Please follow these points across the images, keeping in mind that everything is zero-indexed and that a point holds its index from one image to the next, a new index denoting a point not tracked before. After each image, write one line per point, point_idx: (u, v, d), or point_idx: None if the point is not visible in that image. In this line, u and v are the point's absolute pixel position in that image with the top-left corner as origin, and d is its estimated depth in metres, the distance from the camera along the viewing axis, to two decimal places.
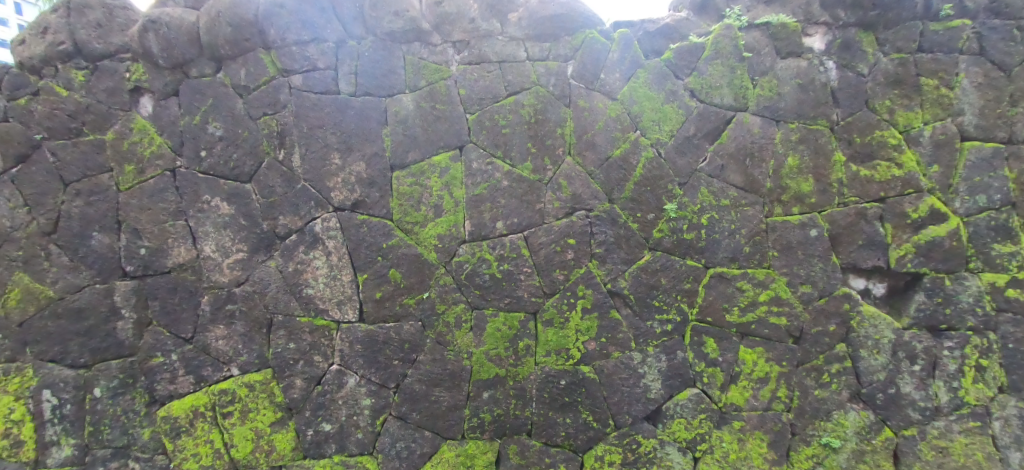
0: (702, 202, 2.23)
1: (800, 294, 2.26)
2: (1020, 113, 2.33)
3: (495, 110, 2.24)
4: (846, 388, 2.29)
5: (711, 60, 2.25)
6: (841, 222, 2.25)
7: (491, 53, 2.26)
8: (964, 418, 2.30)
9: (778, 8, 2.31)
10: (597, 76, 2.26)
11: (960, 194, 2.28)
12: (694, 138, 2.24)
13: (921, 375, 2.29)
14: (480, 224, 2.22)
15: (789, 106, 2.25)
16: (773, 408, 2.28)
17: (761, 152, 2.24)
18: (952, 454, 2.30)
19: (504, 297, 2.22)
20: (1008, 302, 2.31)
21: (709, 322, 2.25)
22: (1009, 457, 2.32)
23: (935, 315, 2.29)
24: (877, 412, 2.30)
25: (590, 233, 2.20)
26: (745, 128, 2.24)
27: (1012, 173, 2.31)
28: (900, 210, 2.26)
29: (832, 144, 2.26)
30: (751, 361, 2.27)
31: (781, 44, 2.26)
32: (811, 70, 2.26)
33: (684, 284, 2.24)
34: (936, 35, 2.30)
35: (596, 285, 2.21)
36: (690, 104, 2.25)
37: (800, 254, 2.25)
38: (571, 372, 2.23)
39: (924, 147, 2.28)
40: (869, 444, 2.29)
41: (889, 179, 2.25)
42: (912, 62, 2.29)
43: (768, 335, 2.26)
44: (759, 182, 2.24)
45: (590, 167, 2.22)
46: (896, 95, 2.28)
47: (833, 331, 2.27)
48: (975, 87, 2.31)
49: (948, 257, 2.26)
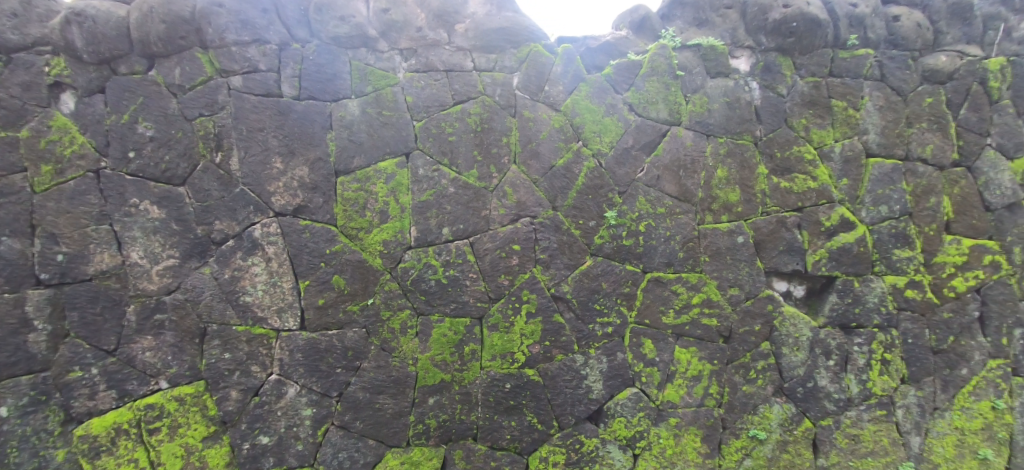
0: (640, 210, 2.35)
1: (729, 296, 2.42)
2: (915, 133, 2.61)
3: (441, 117, 2.27)
4: (770, 383, 2.47)
5: (648, 77, 2.40)
6: (764, 230, 2.43)
7: (439, 62, 2.30)
8: (872, 408, 2.54)
9: (707, 31, 2.49)
10: (541, 88, 2.34)
11: (865, 205, 2.53)
12: (632, 150, 2.37)
13: (835, 369, 2.51)
14: (426, 230, 2.23)
15: (718, 121, 2.43)
16: (706, 404, 2.42)
17: (693, 164, 2.40)
18: (862, 440, 2.53)
19: (449, 302, 2.24)
20: (907, 302, 2.58)
21: (647, 324, 2.37)
22: (910, 442, 2.58)
23: (847, 314, 2.51)
24: (798, 405, 2.49)
25: (534, 239, 2.27)
26: (678, 141, 2.39)
27: (909, 186, 2.59)
28: (815, 218, 2.48)
29: (756, 158, 2.45)
30: (685, 360, 2.40)
31: (710, 65, 2.44)
32: (737, 89, 2.45)
33: (623, 288, 2.34)
34: (844, 62, 2.55)
35: (540, 290, 2.27)
36: (628, 117, 2.38)
37: (728, 259, 2.42)
38: (516, 375, 2.27)
39: (835, 162, 2.51)
40: (791, 435, 2.47)
41: (805, 190, 2.47)
42: (824, 86, 2.52)
43: (700, 335, 2.41)
44: (691, 191, 2.39)
45: (534, 175, 2.29)
46: (811, 115, 2.51)
47: (758, 331, 2.45)
48: (877, 109, 2.57)
49: (856, 261, 2.50)
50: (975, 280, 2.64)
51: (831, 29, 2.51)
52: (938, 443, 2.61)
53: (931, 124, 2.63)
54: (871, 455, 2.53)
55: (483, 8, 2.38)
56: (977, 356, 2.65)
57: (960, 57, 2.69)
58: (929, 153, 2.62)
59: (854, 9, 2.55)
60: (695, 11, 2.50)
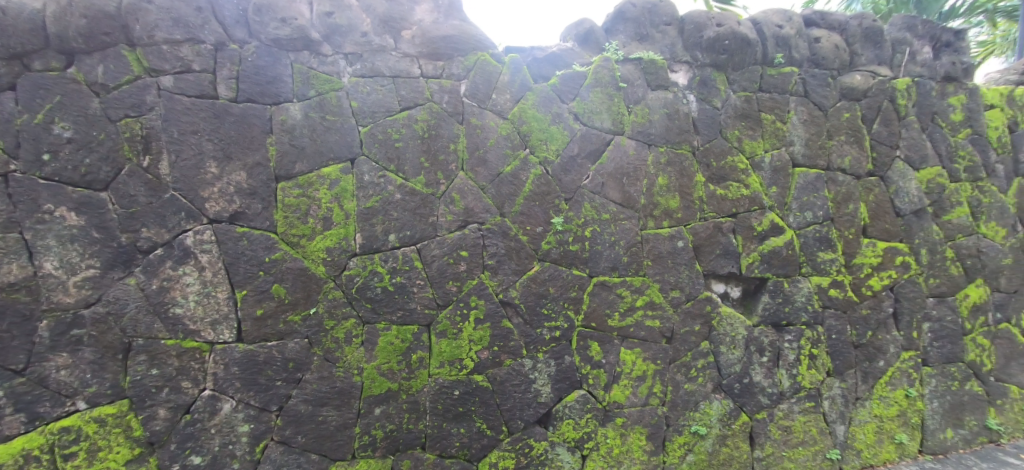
0: (585, 216, 2.42)
1: (671, 299, 2.53)
2: (835, 145, 2.84)
3: (388, 124, 2.23)
4: (709, 381, 2.59)
5: (592, 87, 2.48)
6: (702, 235, 2.57)
7: (385, 68, 2.27)
8: (802, 400, 2.72)
9: (649, 45, 2.61)
10: (489, 96, 2.37)
11: (793, 211, 2.72)
12: (578, 158, 2.44)
13: (769, 365, 2.67)
14: (372, 237, 2.17)
15: (658, 131, 2.54)
16: (650, 403, 2.50)
17: (636, 172, 2.50)
18: (794, 431, 2.70)
19: (396, 310, 2.19)
20: (831, 301, 2.78)
21: (593, 327, 2.43)
22: (836, 430, 2.78)
23: (778, 313, 2.68)
24: (735, 401, 2.63)
25: (482, 245, 2.28)
26: (622, 150, 2.49)
27: (831, 194, 2.81)
28: (748, 224, 2.64)
29: (694, 167, 2.59)
30: (630, 361, 2.48)
31: (651, 78, 2.56)
32: (676, 101, 2.58)
33: (570, 292, 2.40)
34: (773, 79, 2.74)
35: (488, 295, 2.29)
36: (574, 126, 2.45)
37: (670, 262, 2.53)
38: (465, 382, 2.26)
39: (764, 171, 2.70)
40: (730, 429, 2.61)
41: (739, 197, 2.63)
42: (755, 100, 2.70)
43: (644, 337, 2.50)
44: (634, 198, 2.49)
45: (482, 182, 2.31)
46: (743, 127, 2.68)
47: (698, 330, 2.57)
48: (801, 123, 2.78)
49: (785, 263, 2.68)
50: (889, 279, 2.89)
51: (760, 48, 2.69)
52: (860, 430, 2.83)
53: (849, 137, 2.86)
54: (801, 444, 2.71)
55: (430, 15, 2.39)
56: (892, 348, 2.89)
57: (873, 77, 2.95)
58: (847, 164, 2.85)
59: (780, 30, 2.75)
60: (636, 26, 2.61)
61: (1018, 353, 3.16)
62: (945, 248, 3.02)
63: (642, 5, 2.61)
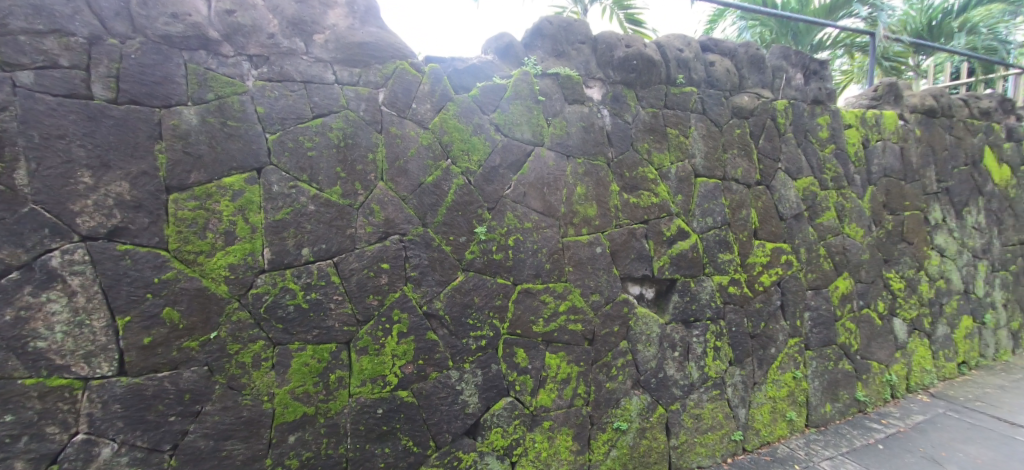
0: (508, 225, 2.47)
1: (591, 302, 2.66)
2: (729, 158, 3.18)
3: (300, 131, 2.06)
4: (629, 378, 2.75)
5: (512, 100, 2.55)
6: (618, 240, 2.74)
7: (295, 72, 2.09)
8: (709, 389, 2.99)
9: (564, 62, 2.74)
10: (408, 106, 2.33)
11: (696, 216, 3.00)
12: (499, 168, 2.49)
13: (680, 359, 2.90)
14: (282, 252, 1.99)
15: (576, 143, 2.68)
16: (575, 404, 2.61)
17: (556, 182, 2.60)
18: (703, 418, 2.95)
19: (311, 329, 2.04)
20: (731, 297, 3.09)
21: (518, 334, 2.48)
22: (739, 414, 3.08)
23: (686, 311, 2.93)
24: (652, 395, 2.82)
25: (404, 257, 2.23)
26: (542, 161, 2.58)
27: (727, 201, 3.14)
28: (658, 229, 2.86)
29: (609, 176, 2.75)
30: (555, 365, 2.56)
31: (567, 92, 2.69)
32: (591, 115, 2.74)
33: (495, 301, 2.43)
34: (676, 97, 3.01)
35: (411, 308, 2.24)
36: (495, 137, 2.50)
37: (589, 268, 2.65)
38: (388, 399, 2.19)
39: (671, 180, 2.95)
40: (649, 422, 2.79)
41: (649, 205, 2.85)
42: (661, 116, 2.95)
43: (567, 340, 2.59)
44: (554, 207, 2.59)
45: (402, 192, 2.26)
46: (652, 140, 2.91)
47: (617, 331, 2.72)
48: (701, 137, 3.08)
49: (691, 265, 2.94)
50: (776, 276, 3.28)
51: (664, 69, 2.94)
52: (758, 412, 3.16)
53: (740, 151, 3.22)
54: (710, 429, 2.97)
55: (345, 20, 2.25)
56: (781, 336, 3.28)
57: (758, 98, 3.35)
58: (740, 175, 3.21)
59: (680, 53, 3.02)
60: (553, 43, 2.73)
61: (876, 334, 3.73)
62: (818, 247, 3.50)
63: (558, 22, 2.73)
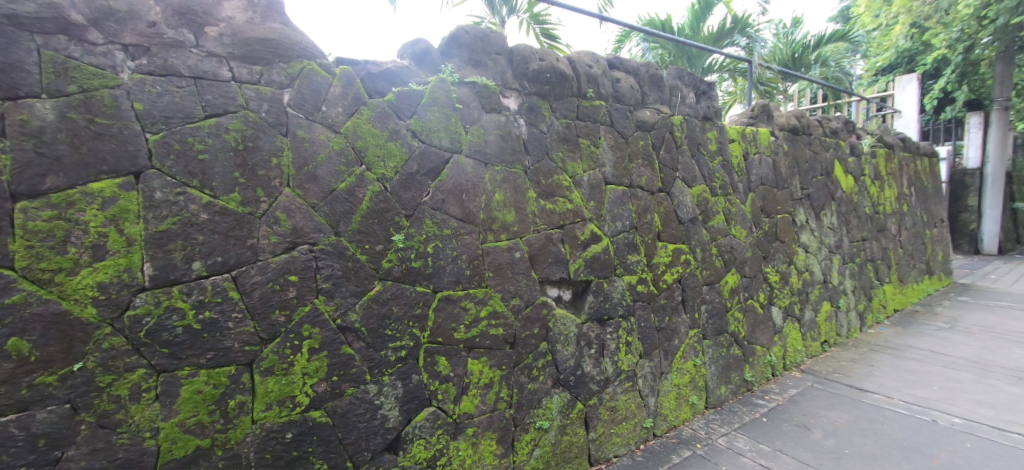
0: (427, 232, 2.44)
1: (512, 306, 2.72)
2: (635, 167, 3.46)
3: (188, 131, 1.84)
4: (549, 378, 2.86)
5: (429, 106, 2.54)
6: (536, 245, 2.84)
7: (183, 67, 1.85)
8: (623, 382, 3.21)
9: (481, 71, 2.80)
10: (318, 108, 2.19)
11: (607, 221, 3.22)
12: (417, 175, 2.46)
13: (596, 355, 3.08)
14: (168, 266, 1.75)
15: (493, 151, 2.74)
16: (498, 408, 2.64)
17: (474, 189, 2.63)
18: (618, 410, 3.16)
19: (205, 351, 1.82)
20: (639, 295, 3.35)
21: (439, 342, 2.46)
22: (649, 402, 3.34)
23: (600, 310, 3.12)
24: (571, 392, 2.96)
25: (314, 268, 2.09)
26: (460, 168, 2.60)
27: (634, 206, 3.41)
28: (573, 234, 3.02)
29: (527, 184, 2.85)
30: (477, 371, 2.58)
31: (484, 101, 2.74)
32: (508, 124, 2.82)
33: (415, 310, 2.38)
34: (587, 109, 3.21)
35: (323, 322, 2.11)
36: (412, 144, 2.47)
37: (509, 272, 2.72)
38: (299, 421, 2.04)
39: (584, 187, 3.13)
40: (568, 418, 2.92)
41: (565, 211, 3.00)
42: (573, 127, 3.13)
43: (489, 345, 2.62)
44: (473, 214, 2.62)
45: (312, 199, 2.12)
46: (565, 149, 3.07)
47: (536, 333, 2.81)
48: (610, 148, 3.32)
49: (603, 266, 3.15)
50: (677, 273, 3.63)
51: (575, 82, 3.13)
52: (666, 399, 3.45)
53: (644, 161, 3.52)
54: (624, 419, 3.18)
55: (244, 13, 2.04)
56: (683, 328, 3.63)
57: (658, 113, 3.70)
58: (644, 182, 3.51)
59: (590, 69, 3.23)
60: (469, 52, 2.77)
61: (759, 321, 4.28)
62: (711, 246, 3.93)
63: (474, 32, 2.77)
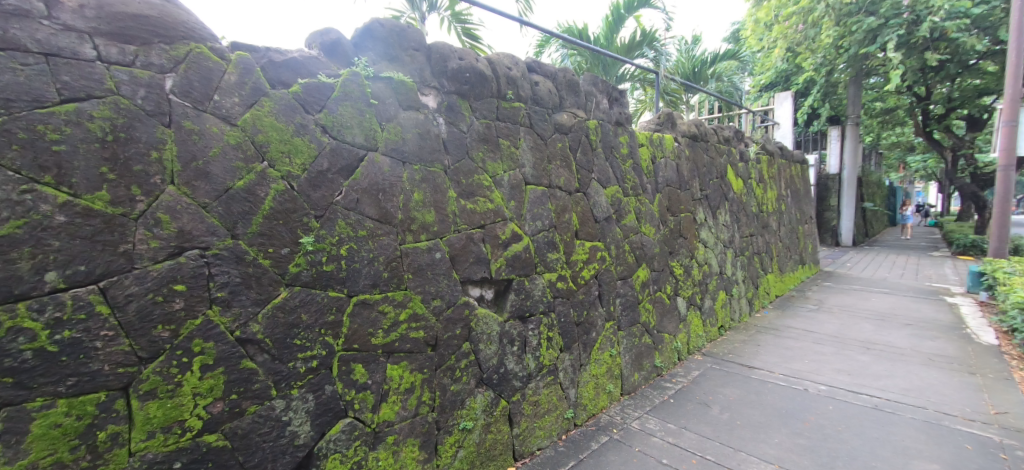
0: (339, 234, 2.31)
1: (432, 308, 2.67)
2: (553, 168, 3.58)
3: (38, 117, 1.52)
4: (472, 378, 2.86)
5: (340, 100, 2.39)
6: (456, 245, 2.82)
7: (29, 40, 1.52)
8: (545, 376, 3.31)
9: (397, 67, 2.71)
10: (209, 97, 1.96)
11: (527, 220, 3.30)
12: (328, 173, 2.31)
13: (518, 352, 3.14)
14: (11, 278, 1.43)
15: (411, 149, 2.67)
16: (420, 412, 2.59)
17: (391, 188, 2.54)
18: (541, 404, 3.26)
19: (65, 377, 1.54)
20: (558, 291, 3.48)
21: (355, 349, 2.34)
22: (570, 394, 3.49)
23: (522, 307, 3.19)
24: (495, 390, 2.99)
25: (206, 275, 1.86)
26: (376, 167, 2.49)
27: (553, 206, 3.54)
28: (494, 233, 3.05)
29: (447, 184, 2.82)
30: (397, 376, 2.50)
31: (402, 98, 2.66)
32: (427, 122, 2.77)
33: (327, 317, 2.24)
34: (506, 110, 3.26)
35: (219, 336, 1.89)
36: (322, 139, 2.31)
37: (429, 273, 2.67)
38: (189, 448, 1.81)
39: (504, 187, 3.18)
40: (492, 416, 2.94)
41: (486, 211, 3.02)
42: (493, 127, 3.16)
43: (409, 349, 2.56)
44: (391, 214, 2.52)
45: (202, 199, 1.88)
46: (485, 149, 3.09)
47: (458, 334, 2.80)
48: (529, 149, 3.40)
49: (524, 265, 3.22)
50: (594, 270, 3.83)
51: (495, 83, 3.16)
52: (585, 389, 3.62)
53: (562, 162, 3.66)
54: (547, 413, 3.29)
55: None
56: (600, 321, 3.84)
57: (575, 117, 3.87)
58: (562, 183, 3.65)
59: (510, 71, 3.28)
60: (385, 46, 2.67)
61: (666, 311, 4.67)
62: (623, 244, 4.21)
63: (390, 26, 2.68)
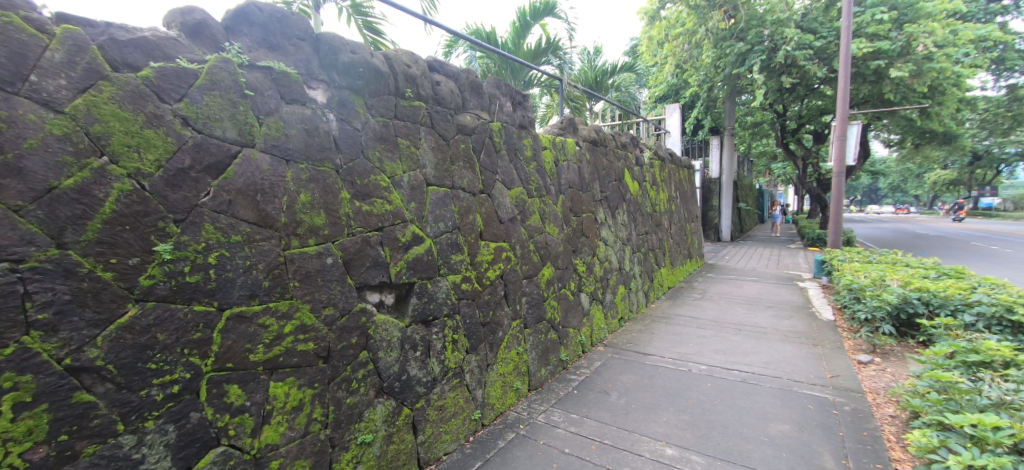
0: (207, 239, 2.02)
1: (323, 317, 2.49)
2: (456, 169, 3.57)
3: None
4: (371, 388, 2.73)
5: (206, 90, 2.11)
6: (351, 249, 2.66)
7: None
8: (451, 379, 3.28)
9: (279, 56, 2.49)
10: (23, 78, 1.60)
11: (428, 222, 3.24)
12: (191, 171, 2.01)
13: (422, 357, 3.07)
14: None
15: (296, 147, 2.45)
16: (310, 431, 2.40)
17: (272, 189, 2.30)
18: (447, 408, 3.22)
19: None
20: (463, 292, 3.47)
21: (229, 368, 2.09)
22: (476, 395, 3.50)
23: (424, 311, 3.13)
24: (396, 398, 2.89)
25: (20, 294, 1.51)
26: (252, 165, 2.24)
27: (457, 207, 3.52)
28: (393, 236, 2.94)
29: (339, 184, 2.65)
30: (282, 394, 2.29)
31: (284, 90, 2.44)
32: (314, 118, 2.57)
33: (192, 334, 1.96)
34: (405, 109, 3.17)
35: (41, 366, 1.54)
36: (182, 133, 2.00)
37: (319, 280, 2.48)
38: None
39: (403, 188, 3.08)
40: (394, 426, 2.84)
41: (383, 213, 2.90)
42: (391, 125, 3.04)
43: (296, 363, 2.36)
44: (272, 217, 2.29)
45: (13, 200, 1.52)
46: (382, 148, 2.97)
47: (354, 343, 2.65)
48: (430, 149, 3.34)
49: (427, 267, 3.16)
50: (499, 270, 3.89)
51: (392, 81, 3.05)
52: (492, 389, 3.65)
53: (465, 163, 3.66)
54: (453, 416, 3.26)
55: None
56: (506, 320, 3.90)
57: (478, 119, 3.89)
58: (466, 184, 3.65)
59: (409, 69, 3.19)
60: (264, 33, 2.44)
61: (570, 307, 4.91)
62: (528, 243, 4.33)
63: (269, 11, 2.47)
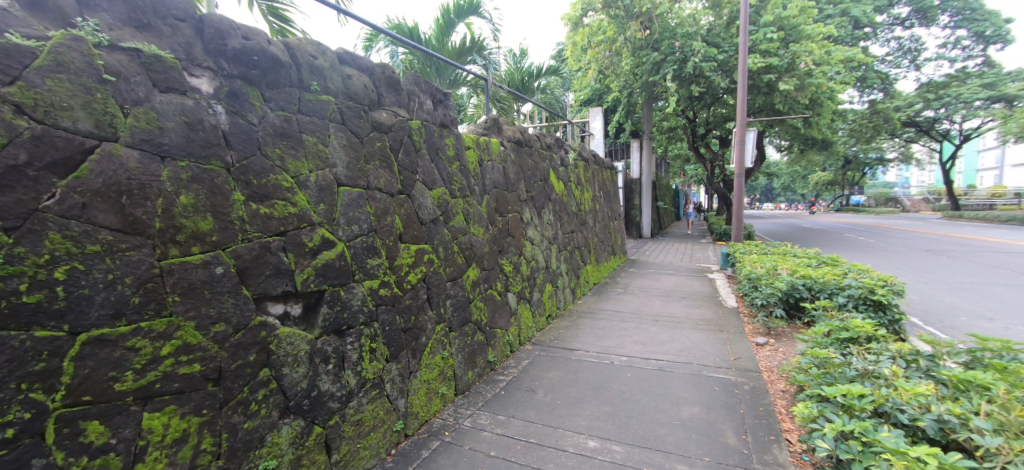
0: (52, 250, 1.68)
1: (212, 335, 2.21)
2: (371, 169, 3.38)
3: None
4: (274, 409, 2.49)
5: (49, 71, 1.75)
6: (246, 257, 2.40)
7: None
8: (369, 391, 3.11)
9: (150, 37, 2.16)
10: None
11: (340, 225, 3.03)
12: (28, 169, 1.66)
13: (334, 371, 2.86)
14: None
15: (175, 142, 2.15)
16: (198, 464, 2.12)
17: (143, 190, 1.99)
18: (365, 422, 3.05)
19: None
20: (381, 298, 3.30)
21: (87, 402, 1.77)
22: (398, 405, 3.35)
23: (337, 321, 2.92)
24: (305, 417, 2.67)
25: None
26: (115, 162, 1.91)
27: (372, 209, 3.34)
28: (298, 241, 2.70)
29: (230, 185, 2.37)
30: (160, 426, 1.99)
31: (157, 77, 2.12)
32: (198, 110, 2.27)
33: (33, 365, 1.62)
34: (311, 103, 2.94)
35: None
36: (14, 123, 1.65)
37: (207, 293, 2.20)
38: None
39: (310, 189, 2.85)
40: (303, 448, 2.62)
41: (286, 215, 2.65)
42: (294, 121, 2.80)
43: (178, 389, 2.07)
44: (143, 222, 1.98)
45: None
46: (284, 146, 2.72)
47: (252, 361, 2.39)
48: (341, 147, 3.13)
49: (339, 274, 2.95)
50: (420, 273, 3.76)
51: (293, 72, 2.82)
52: (415, 397, 3.53)
53: (381, 162, 3.49)
54: (371, 430, 3.09)
55: None
56: (429, 325, 3.78)
57: (395, 116, 3.73)
58: (382, 184, 3.47)
59: (313, 60, 2.97)
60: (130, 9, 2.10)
61: (497, 307, 4.90)
62: (452, 244, 4.25)
63: None
